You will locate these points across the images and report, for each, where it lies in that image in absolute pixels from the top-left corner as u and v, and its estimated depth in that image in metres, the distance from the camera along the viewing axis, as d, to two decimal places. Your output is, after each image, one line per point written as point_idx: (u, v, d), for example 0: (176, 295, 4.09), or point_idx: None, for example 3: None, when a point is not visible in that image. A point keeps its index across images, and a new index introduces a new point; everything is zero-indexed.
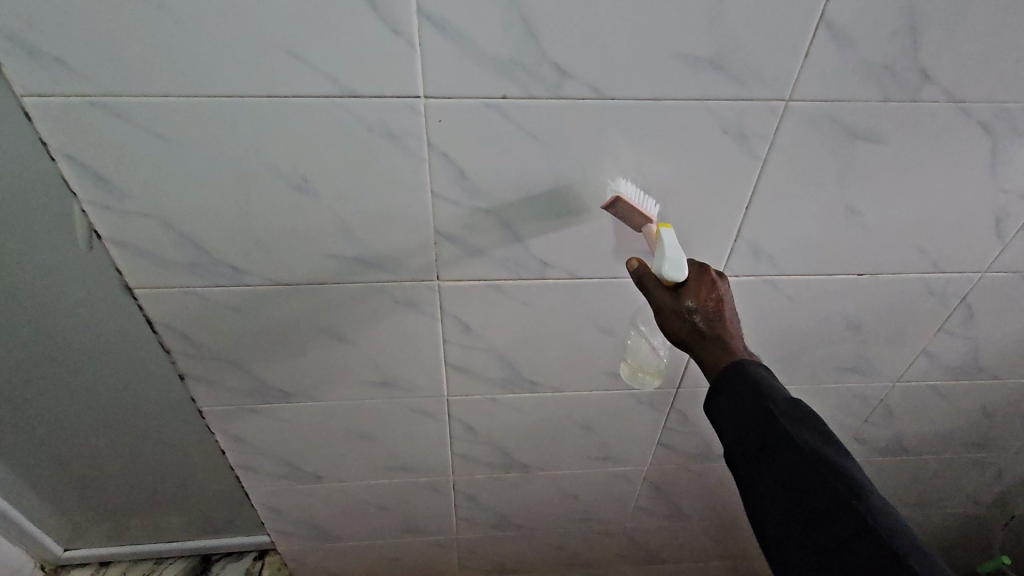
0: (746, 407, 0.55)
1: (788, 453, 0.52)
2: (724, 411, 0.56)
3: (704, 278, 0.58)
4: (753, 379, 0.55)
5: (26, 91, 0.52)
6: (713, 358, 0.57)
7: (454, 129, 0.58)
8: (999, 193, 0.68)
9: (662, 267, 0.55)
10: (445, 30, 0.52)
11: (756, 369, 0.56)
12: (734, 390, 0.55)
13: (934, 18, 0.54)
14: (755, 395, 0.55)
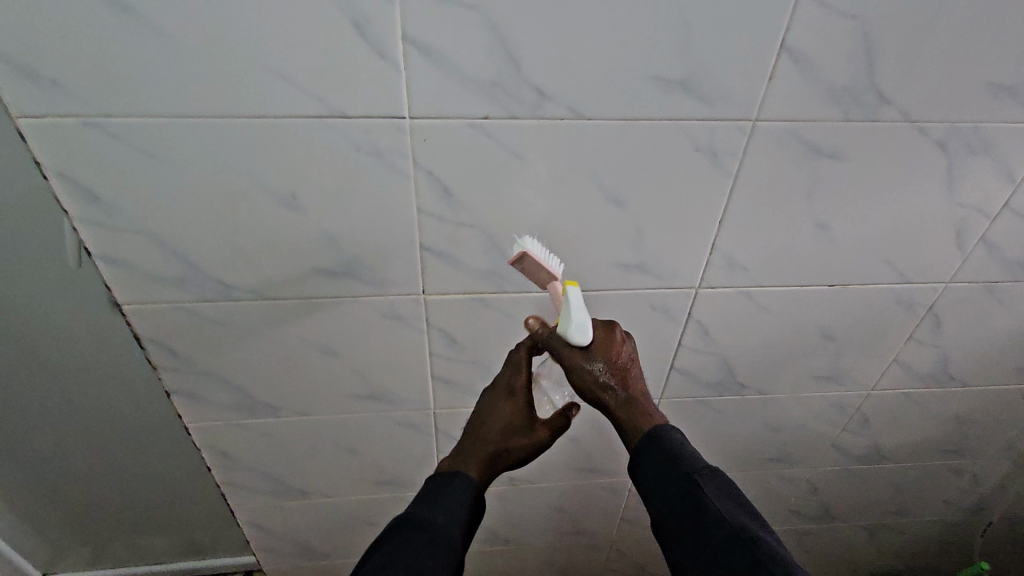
0: (670, 475, 0.58)
1: (708, 519, 0.55)
2: (650, 481, 0.60)
3: (611, 339, 0.63)
4: (672, 447, 0.60)
5: (21, 112, 0.54)
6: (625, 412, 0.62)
7: (438, 148, 0.60)
8: (959, 206, 0.72)
9: (569, 329, 0.59)
10: (429, 55, 0.54)
11: (676, 437, 0.61)
12: (657, 460, 0.60)
13: (888, 45, 0.58)
14: (676, 464, 0.59)
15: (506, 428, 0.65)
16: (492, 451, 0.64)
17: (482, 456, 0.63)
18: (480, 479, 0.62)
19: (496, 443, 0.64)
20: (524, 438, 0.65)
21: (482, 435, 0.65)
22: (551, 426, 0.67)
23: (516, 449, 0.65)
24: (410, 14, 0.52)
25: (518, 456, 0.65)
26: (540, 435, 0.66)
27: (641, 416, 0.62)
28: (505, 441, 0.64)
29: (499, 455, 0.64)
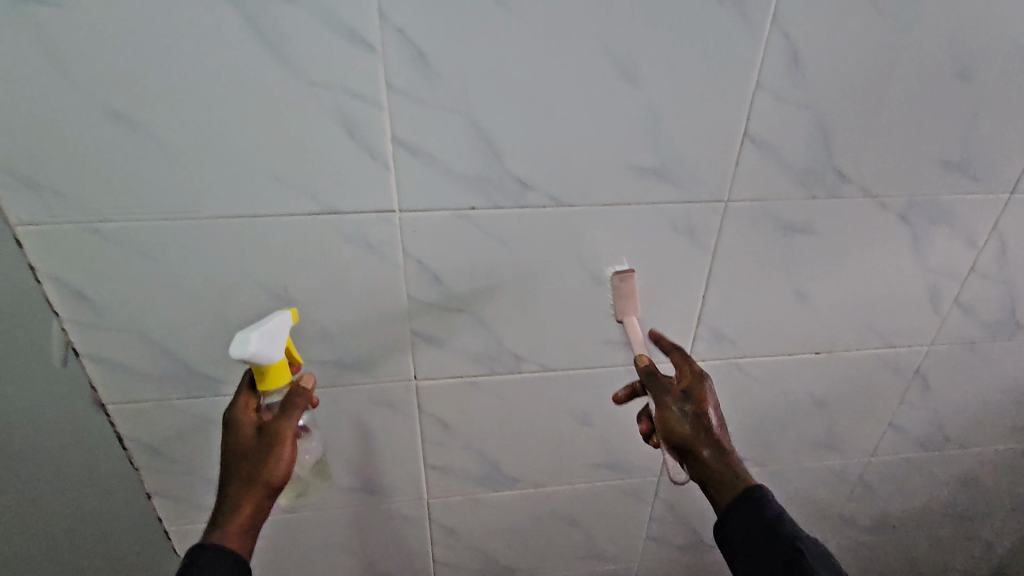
0: (766, 541, 0.54)
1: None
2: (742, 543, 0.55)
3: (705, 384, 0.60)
4: (769, 511, 0.55)
5: (21, 220, 0.55)
6: (724, 470, 0.56)
7: (427, 238, 0.62)
8: (929, 272, 0.75)
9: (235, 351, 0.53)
10: (416, 154, 0.58)
11: (771, 499, 0.56)
12: (754, 523, 0.55)
13: (843, 130, 0.62)
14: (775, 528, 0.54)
15: (240, 459, 0.54)
16: (236, 494, 0.53)
17: (227, 507, 0.53)
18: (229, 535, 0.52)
19: (237, 482, 0.53)
20: (255, 460, 0.53)
21: (225, 483, 0.54)
22: (276, 423, 0.54)
23: (260, 474, 0.53)
24: (398, 118, 0.56)
25: (268, 476, 0.53)
26: (274, 436, 0.54)
27: (739, 476, 0.56)
28: (242, 472, 0.53)
29: (246, 491, 0.53)
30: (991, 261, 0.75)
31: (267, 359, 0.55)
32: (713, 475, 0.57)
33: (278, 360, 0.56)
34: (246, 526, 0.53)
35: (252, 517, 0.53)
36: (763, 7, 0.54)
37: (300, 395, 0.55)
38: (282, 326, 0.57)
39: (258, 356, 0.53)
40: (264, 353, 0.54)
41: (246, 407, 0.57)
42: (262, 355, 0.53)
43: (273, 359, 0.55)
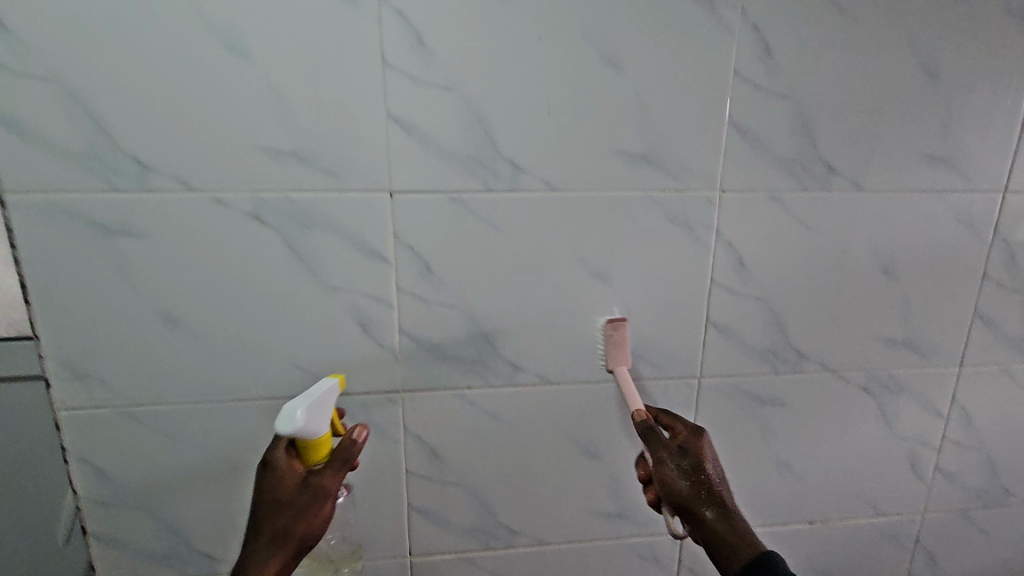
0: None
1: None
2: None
3: (701, 440, 0.60)
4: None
5: (63, 404, 0.61)
6: (726, 533, 0.54)
7: (426, 415, 0.68)
8: (903, 440, 0.78)
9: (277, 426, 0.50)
10: (419, 342, 0.65)
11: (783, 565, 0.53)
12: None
13: (794, 315, 0.71)
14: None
15: (273, 507, 0.53)
16: (263, 550, 0.53)
17: (252, 564, 0.53)
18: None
19: (267, 533, 0.54)
20: (294, 511, 0.53)
21: (254, 531, 0.54)
22: (326, 475, 0.53)
23: (295, 529, 0.53)
24: (405, 313, 0.64)
25: (303, 532, 0.53)
26: (319, 488, 0.53)
27: (743, 539, 0.55)
28: (276, 525, 0.53)
29: (277, 544, 0.53)
30: (961, 429, 0.79)
31: (313, 434, 0.52)
32: (717, 541, 0.55)
33: (322, 432, 0.54)
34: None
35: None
36: (707, 223, 0.66)
37: (349, 450, 0.53)
38: (330, 396, 0.55)
39: (304, 432, 0.51)
40: (309, 428, 0.51)
41: (288, 448, 0.55)
42: (308, 429, 0.51)
43: (318, 432, 0.53)
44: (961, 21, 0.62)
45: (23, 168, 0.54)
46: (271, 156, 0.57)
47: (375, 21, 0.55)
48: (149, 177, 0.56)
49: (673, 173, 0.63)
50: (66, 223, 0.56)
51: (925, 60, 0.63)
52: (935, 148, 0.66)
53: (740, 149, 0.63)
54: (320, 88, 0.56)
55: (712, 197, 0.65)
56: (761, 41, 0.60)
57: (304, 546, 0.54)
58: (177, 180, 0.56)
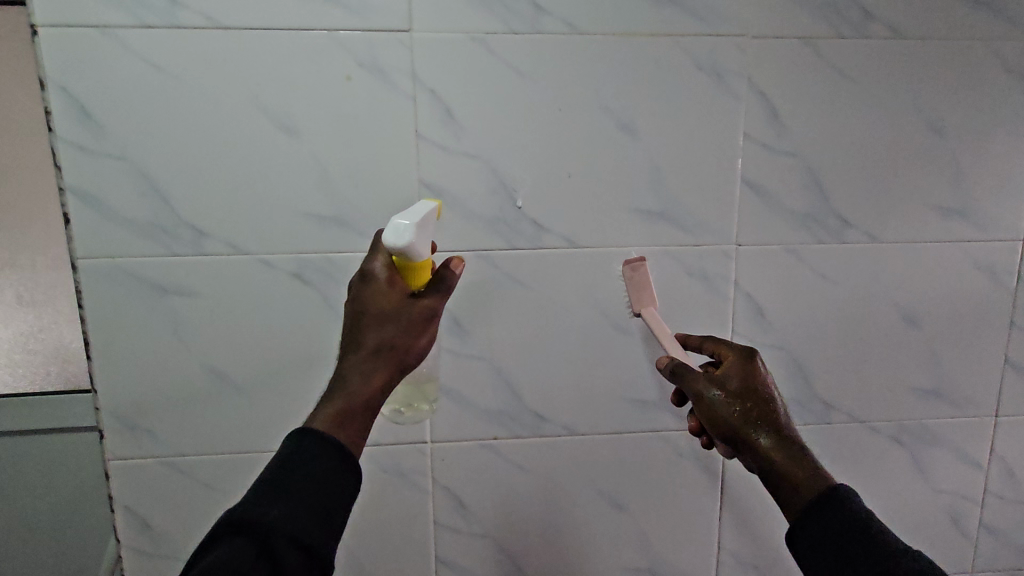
0: (852, 556, 0.45)
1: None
2: (822, 561, 0.46)
3: (749, 363, 0.56)
4: (852, 515, 0.47)
5: (114, 455, 0.64)
6: (787, 467, 0.51)
7: (454, 466, 0.69)
8: (943, 493, 0.76)
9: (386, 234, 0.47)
10: (448, 393, 0.67)
11: (856, 500, 0.48)
12: (834, 532, 0.47)
13: (817, 364, 0.71)
14: (870, 548, 0.45)
15: (380, 318, 0.50)
16: (366, 360, 0.49)
17: (356, 381, 0.48)
18: (351, 406, 0.47)
19: (367, 347, 0.49)
20: (401, 326, 0.50)
21: (353, 344, 0.50)
22: (432, 295, 0.51)
23: (402, 342, 0.50)
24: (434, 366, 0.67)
25: (408, 347, 0.50)
26: (426, 309, 0.51)
27: (808, 471, 0.50)
28: (384, 336, 0.49)
29: (381, 357, 0.49)
30: (1003, 482, 0.76)
31: (417, 257, 0.48)
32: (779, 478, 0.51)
33: (425, 254, 0.50)
34: (343, 418, 0.46)
35: (381, 392, 0.49)
36: (725, 276, 0.68)
37: (450, 274, 0.51)
38: (433, 211, 0.51)
39: (411, 251, 0.48)
40: (418, 247, 0.48)
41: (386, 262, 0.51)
42: (416, 249, 0.48)
43: (421, 258, 0.49)
44: (961, 82, 0.65)
45: (94, 238, 0.60)
46: (313, 221, 0.62)
47: (409, 99, 0.61)
48: (204, 242, 0.61)
49: (689, 229, 0.66)
50: (128, 286, 0.61)
51: (928, 118, 0.66)
52: (946, 200, 0.68)
53: (753, 205, 0.66)
54: (358, 160, 0.61)
55: (729, 251, 0.67)
56: (767, 105, 0.64)
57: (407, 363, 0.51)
58: (228, 246, 0.62)
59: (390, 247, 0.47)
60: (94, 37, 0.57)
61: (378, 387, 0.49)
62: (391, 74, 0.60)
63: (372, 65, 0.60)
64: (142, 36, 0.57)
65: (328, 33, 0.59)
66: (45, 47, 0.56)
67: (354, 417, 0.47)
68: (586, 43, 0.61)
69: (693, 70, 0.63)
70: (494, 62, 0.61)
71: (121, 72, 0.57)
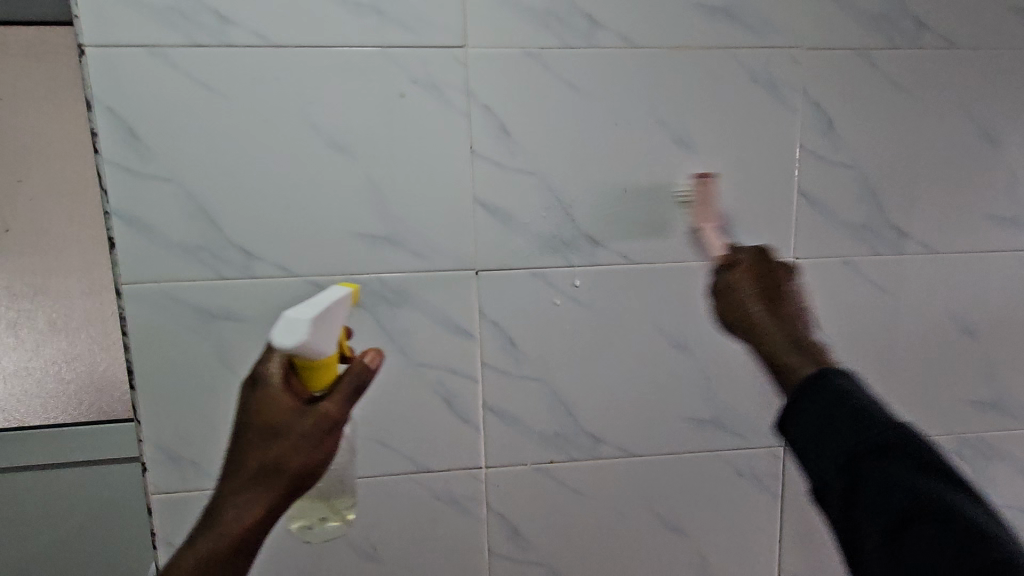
0: (833, 429, 0.40)
1: (880, 487, 0.37)
2: (802, 430, 0.42)
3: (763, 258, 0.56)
4: (841, 392, 0.41)
5: (157, 488, 0.62)
6: (780, 346, 0.47)
7: (508, 491, 0.67)
8: (1003, 507, 0.74)
9: (279, 334, 0.41)
10: (502, 415, 0.65)
11: (847, 380, 0.42)
12: (820, 403, 0.41)
13: (876, 378, 0.70)
14: (855, 422, 0.39)
15: (268, 434, 0.44)
16: (245, 487, 0.45)
17: (230, 514, 0.45)
18: (219, 544, 0.45)
19: (250, 468, 0.45)
20: (295, 443, 0.44)
21: (230, 469, 0.46)
22: (332, 401, 0.44)
23: (288, 461, 0.44)
24: (488, 388, 0.65)
25: (303, 464, 0.45)
26: (322, 416, 0.44)
27: (803, 357, 0.46)
28: (267, 457, 0.44)
29: (264, 483, 0.45)
30: None
31: (318, 355, 0.43)
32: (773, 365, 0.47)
33: (326, 352, 0.44)
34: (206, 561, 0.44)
35: (262, 522, 0.45)
36: None
37: (365, 369, 0.45)
38: (335, 303, 0.46)
39: (309, 350, 0.42)
40: (316, 346, 0.42)
41: (283, 362, 0.45)
42: (314, 347, 0.42)
43: (322, 356, 0.44)
44: (1013, 92, 0.65)
45: (140, 263, 0.58)
46: (365, 241, 0.60)
47: (464, 115, 0.60)
48: (254, 265, 0.59)
49: (747, 242, 0.65)
50: (174, 311, 0.59)
51: (982, 127, 0.66)
52: (1001, 209, 0.67)
53: (809, 217, 0.65)
54: (411, 178, 0.60)
55: (785, 264, 0.66)
56: (822, 117, 0.64)
57: (309, 477, 0.46)
58: (279, 268, 0.60)
59: (281, 349, 0.41)
60: (144, 57, 0.55)
61: (261, 515, 0.45)
62: (446, 90, 0.59)
63: (426, 82, 0.59)
64: (192, 55, 0.56)
65: (382, 50, 0.58)
66: (92, 67, 0.55)
67: (218, 556, 0.45)
68: (642, 57, 0.61)
69: (749, 82, 0.62)
70: (548, 77, 0.60)
71: (170, 91, 0.56)
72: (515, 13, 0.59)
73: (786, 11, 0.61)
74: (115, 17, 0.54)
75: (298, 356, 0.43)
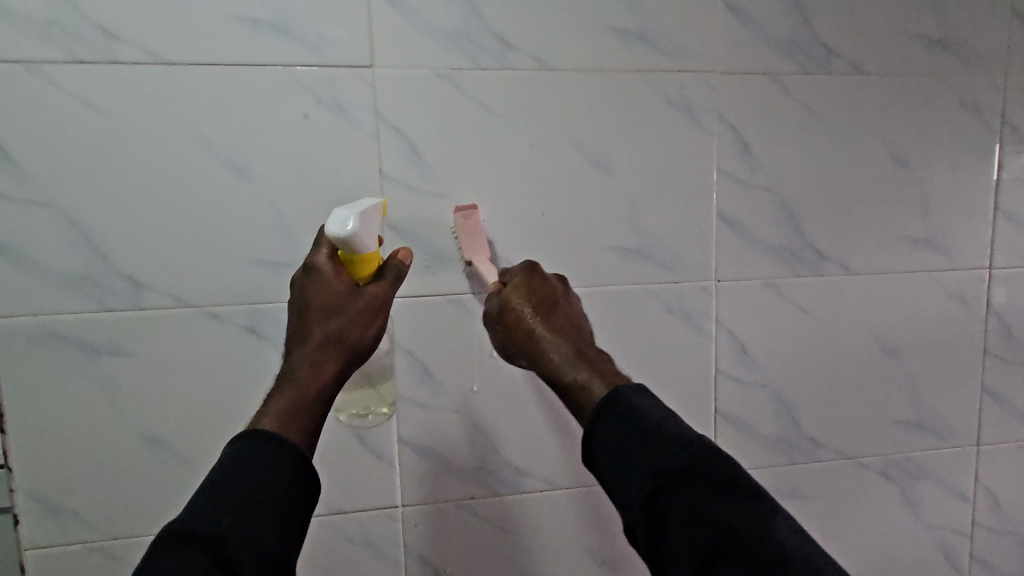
0: (635, 456, 0.39)
1: (718, 512, 0.37)
2: (603, 457, 0.41)
3: (531, 273, 0.54)
4: (637, 413, 0.41)
5: (32, 544, 0.56)
6: (570, 368, 0.47)
7: (428, 531, 0.63)
8: (933, 528, 0.74)
9: (332, 228, 0.46)
10: (420, 450, 0.62)
11: (637, 400, 0.42)
12: (616, 428, 0.41)
13: (803, 401, 0.69)
14: (641, 447, 0.40)
15: (327, 312, 0.48)
16: (314, 351, 0.48)
17: (304, 371, 0.47)
18: (303, 401, 0.45)
19: (314, 339, 0.48)
20: (349, 317, 0.49)
21: (298, 337, 0.49)
22: (379, 285, 0.50)
23: (349, 335, 0.49)
24: (404, 421, 0.61)
25: (358, 337, 0.49)
26: (375, 297, 0.50)
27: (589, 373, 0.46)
28: (329, 329, 0.48)
29: (330, 349, 0.48)
30: (989, 512, 0.75)
31: (365, 248, 0.48)
32: (556, 383, 0.48)
33: (372, 248, 0.50)
34: (296, 412, 0.44)
35: (333, 383, 0.47)
36: (706, 313, 0.65)
37: (400, 264, 0.52)
38: (378, 207, 0.51)
39: (359, 243, 0.47)
40: (362, 239, 0.47)
41: (331, 256, 0.50)
42: (361, 238, 0.47)
43: (370, 251, 0.49)
44: (919, 118, 0.67)
45: (13, 294, 0.53)
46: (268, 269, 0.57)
47: (372, 137, 0.57)
48: (143, 296, 0.55)
49: (668, 266, 0.64)
50: (50, 347, 0.54)
51: (894, 150, 0.67)
52: (916, 230, 0.69)
53: (729, 240, 0.65)
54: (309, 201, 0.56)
55: (707, 287, 0.65)
56: (738, 139, 0.64)
57: (359, 352, 0.50)
58: (172, 298, 0.56)
59: (334, 240, 0.46)
60: (20, 74, 0.51)
61: (331, 377, 0.47)
62: (353, 111, 0.57)
63: (331, 102, 0.56)
64: (75, 72, 0.52)
65: (285, 70, 0.55)
66: None
67: (304, 410, 0.44)
68: (556, 79, 0.60)
69: (665, 105, 0.62)
70: (461, 98, 0.58)
71: (48, 110, 0.52)
72: (424, 35, 0.57)
73: (699, 35, 0.62)
74: None
75: (343, 246, 0.47)
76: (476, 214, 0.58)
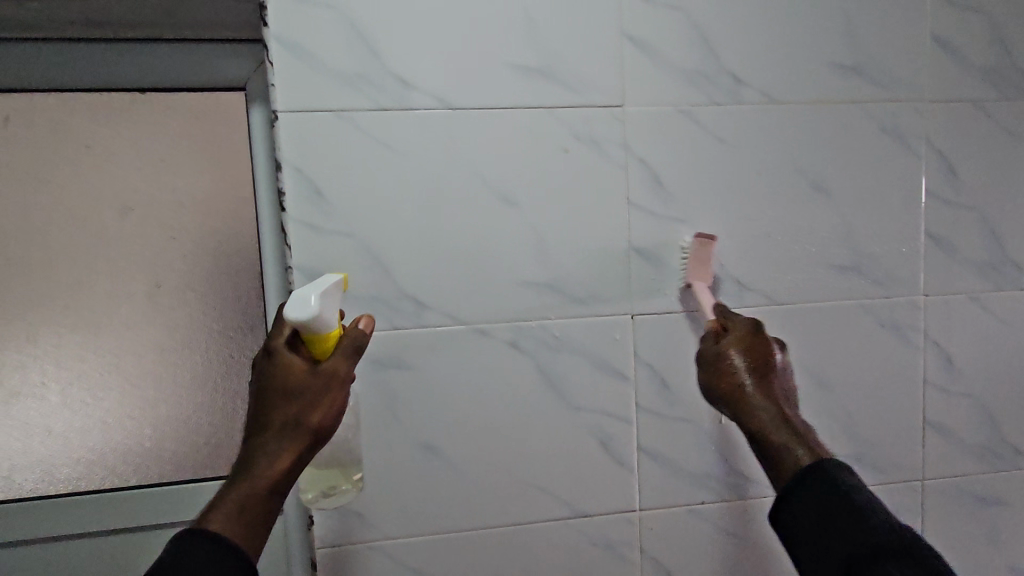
0: (826, 526, 0.43)
1: None
2: (804, 542, 0.44)
3: (755, 332, 0.57)
4: (842, 487, 0.44)
5: (324, 542, 0.62)
6: (777, 432, 0.50)
7: (662, 534, 0.67)
8: None
9: (293, 309, 0.45)
10: (656, 458, 0.66)
11: (846, 476, 0.45)
12: (809, 501, 0.45)
13: (1005, 411, 0.72)
14: (841, 521, 0.42)
15: (285, 395, 0.46)
16: (274, 439, 0.45)
17: (261, 463, 0.44)
18: (252, 493, 0.43)
19: (274, 426, 0.46)
20: (310, 398, 0.46)
21: (258, 424, 0.46)
22: (338, 359, 0.47)
23: (308, 417, 0.46)
24: (644, 431, 0.66)
25: (319, 419, 0.46)
26: (333, 373, 0.46)
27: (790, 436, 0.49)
28: (289, 414, 0.46)
29: (290, 436, 0.45)
30: None
31: (324, 328, 0.46)
32: None
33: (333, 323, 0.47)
34: (244, 506, 0.43)
35: (291, 472, 0.45)
36: (916, 326, 0.69)
37: (362, 334, 0.48)
38: (337, 282, 0.50)
39: (319, 322, 0.45)
40: (324, 318, 0.45)
41: (291, 338, 0.48)
42: (324, 317, 0.45)
43: (329, 327, 0.46)
44: None
45: None
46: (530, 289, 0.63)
47: (623, 168, 0.63)
48: (426, 315, 0.61)
49: (882, 282, 0.68)
50: None
51: None
52: None
53: (938, 257, 0.69)
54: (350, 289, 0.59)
55: (918, 302, 0.69)
56: (946, 163, 0.68)
57: (320, 436, 0.47)
58: (449, 317, 0.62)
59: (295, 322, 0.44)
60: (330, 120, 0.58)
61: (286, 469, 0.45)
62: (606, 146, 0.63)
63: (587, 137, 0.62)
64: (373, 117, 0.59)
65: (547, 110, 0.61)
66: (282, 133, 0.58)
67: (252, 508, 0.43)
68: (781, 113, 0.65)
69: (878, 133, 0.67)
70: (698, 132, 0.64)
71: (353, 153, 0.59)
72: (668, 76, 0.63)
73: (909, 68, 0.67)
74: (306, 85, 0.58)
75: (308, 329, 0.45)
76: (711, 244, 0.63)
